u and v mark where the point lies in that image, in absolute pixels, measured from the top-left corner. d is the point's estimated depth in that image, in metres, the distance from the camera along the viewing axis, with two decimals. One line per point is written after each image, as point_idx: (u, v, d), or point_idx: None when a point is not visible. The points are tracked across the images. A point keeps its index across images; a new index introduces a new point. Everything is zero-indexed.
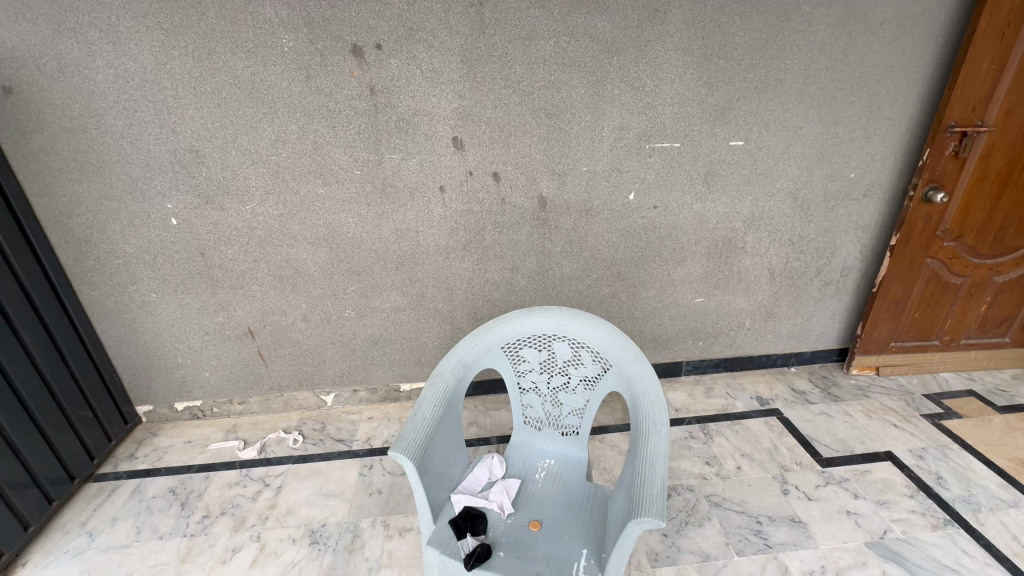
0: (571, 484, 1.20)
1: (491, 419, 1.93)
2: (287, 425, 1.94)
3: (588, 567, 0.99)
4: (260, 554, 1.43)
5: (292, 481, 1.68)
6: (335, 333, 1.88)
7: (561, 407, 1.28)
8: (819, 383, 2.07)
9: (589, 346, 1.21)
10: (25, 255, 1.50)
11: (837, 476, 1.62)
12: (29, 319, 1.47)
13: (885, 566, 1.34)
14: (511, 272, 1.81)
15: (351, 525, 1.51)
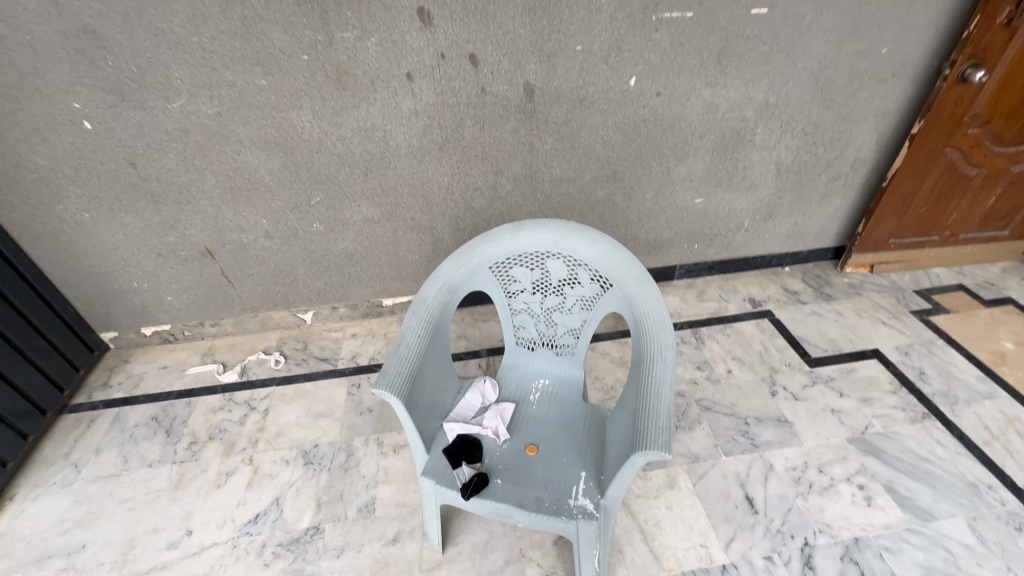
0: (568, 405, 1.16)
1: (479, 331, 1.87)
2: (266, 345, 1.86)
3: (588, 490, 0.97)
4: (255, 476, 1.43)
5: (278, 403, 1.64)
6: (305, 249, 1.71)
7: (556, 327, 1.20)
8: (812, 282, 2.03)
9: (587, 264, 1.09)
10: None
11: (825, 376, 1.64)
12: None
13: (863, 459, 1.40)
14: (495, 176, 1.62)
15: (344, 444, 1.50)
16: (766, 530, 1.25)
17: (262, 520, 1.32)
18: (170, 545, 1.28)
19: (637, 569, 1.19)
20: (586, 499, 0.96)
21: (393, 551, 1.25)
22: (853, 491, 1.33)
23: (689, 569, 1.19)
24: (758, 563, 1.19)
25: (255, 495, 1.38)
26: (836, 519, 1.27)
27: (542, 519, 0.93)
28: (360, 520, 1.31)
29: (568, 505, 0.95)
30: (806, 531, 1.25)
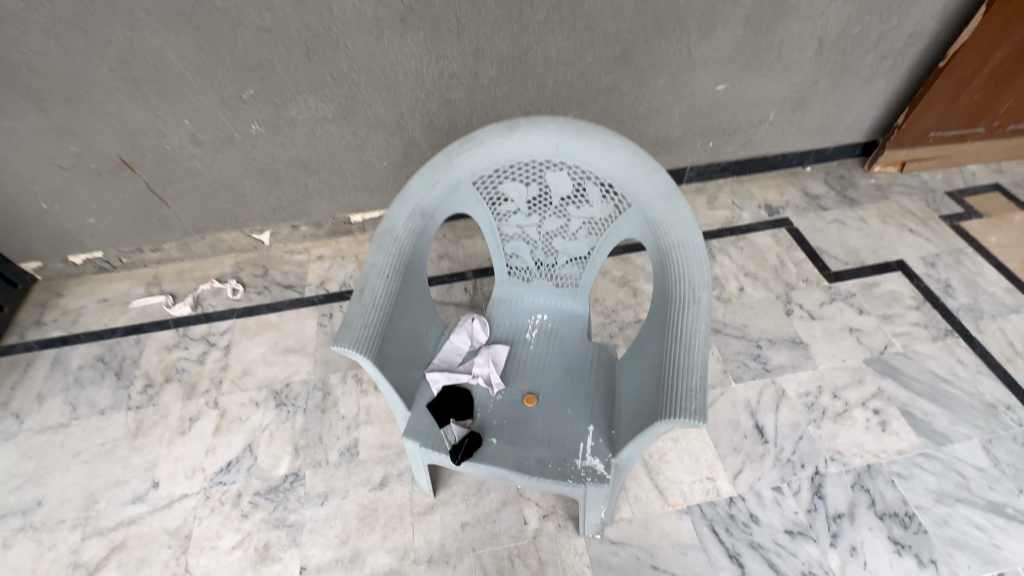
0: (570, 344, 0.99)
1: (463, 249, 1.65)
2: (220, 272, 1.63)
3: (597, 448, 0.84)
4: (222, 421, 1.29)
5: (241, 338, 1.46)
6: (247, 157, 1.41)
7: (556, 255, 0.99)
8: (835, 185, 1.81)
9: (597, 177, 0.85)
10: None
11: (844, 291, 1.50)
12: None
13: (880, 382, 1.31)
14: (475, 58, 1.28)
15: (319, 382, 1.36)
16: (776, 460, 1.19)
17: (235, 468, 1.21)
18: (136, 499, 1.18)
19: (641, 506, 1.13)
20: (596, 458, 0.83)
21: (382, 495, 1.16)
22: (868, 416, 1.25)
23: (695, 503, 1.13)
24: (766, 494, 1.14)
25: (225, 442, 1.25)
26: (849, 446, 1.21)
27: (545, 483, 0.81)
28: (343, 465, 1.21)
29: (574, 466, 0.82)
30: (817, 459, 1.19)
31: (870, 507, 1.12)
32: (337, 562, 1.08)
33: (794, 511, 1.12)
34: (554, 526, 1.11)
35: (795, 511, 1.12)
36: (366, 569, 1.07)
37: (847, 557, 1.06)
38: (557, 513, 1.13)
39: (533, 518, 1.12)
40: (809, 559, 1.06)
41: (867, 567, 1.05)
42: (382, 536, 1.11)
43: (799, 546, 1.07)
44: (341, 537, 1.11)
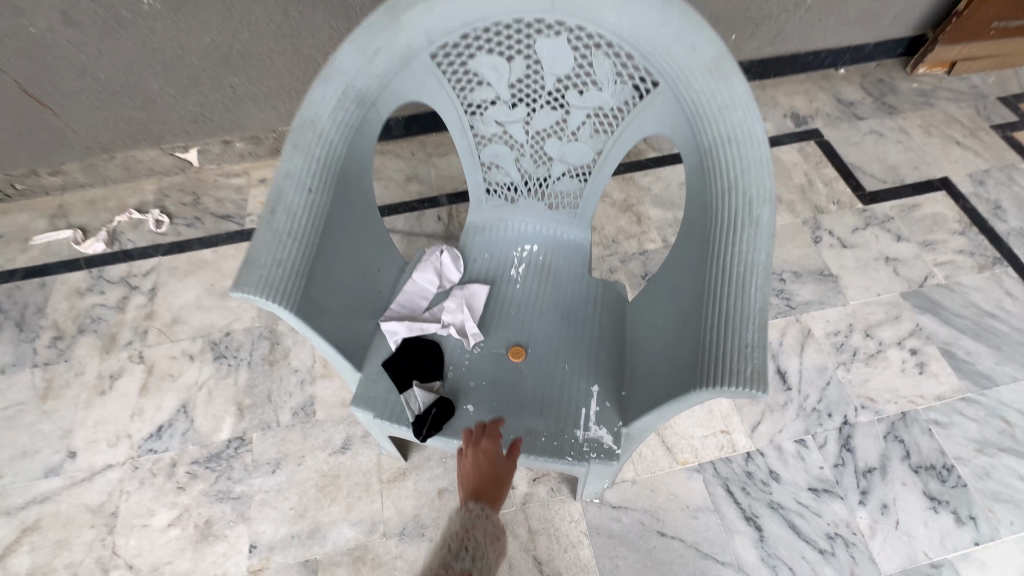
0: (568, 282, 0.77)
1: (435, 170, 1.38)
2: (141, 200, 1.34)
3: (603, 414, 0.65)
4: (150, 378, 1.08)
5: (169, 279, 1.21)
6: (144, 46, 1.08)
7: (550, 166, 0.74)
8: (872, 91, 1.54)
9: (610, 45, 0.59)
10: None
11: (880, 215, 1.29)
12: None
13: (918, 318, 1.14)
14: None
15: (265, 330, 1.14)
16: (800, 409, 1.03)
17: (167, 434, 1.02)
18: (49, 472, 0.99)
19: (646, 465, 0.98)
20: (601, 427, 0.64)
21: (344, 460, 0.99)
22: (904, 357, 1.09)
23: (707, 460, 0.98)
24: (788, 447, 0.99)
25: (154, 403, 1.05)
26: (882, 392, 1.05)
27: (536, 460, 0.63)
28: (297, 427, 1.03)
29: (573, 438, 0.64)
30: (846, 407, 1.04)
31: (904, 459, 0.98)
32: (293, 538, 0.92)
33: (820, 466, 0.98)
34: (546, 491, 0.95)
35: (820, 467, 0.98)
36: (327, 545, 0.92)
37: (877, 516, 0.93)
38: (549, 476, 0.97)
39: (522, 482, 0.96)
40: (835, 519, 0.93)
41: (900, 526, 0.92)
42: (345, 508, 0.95)
43: (824, 505, 0.94)
44: (297, 509, 0.95)
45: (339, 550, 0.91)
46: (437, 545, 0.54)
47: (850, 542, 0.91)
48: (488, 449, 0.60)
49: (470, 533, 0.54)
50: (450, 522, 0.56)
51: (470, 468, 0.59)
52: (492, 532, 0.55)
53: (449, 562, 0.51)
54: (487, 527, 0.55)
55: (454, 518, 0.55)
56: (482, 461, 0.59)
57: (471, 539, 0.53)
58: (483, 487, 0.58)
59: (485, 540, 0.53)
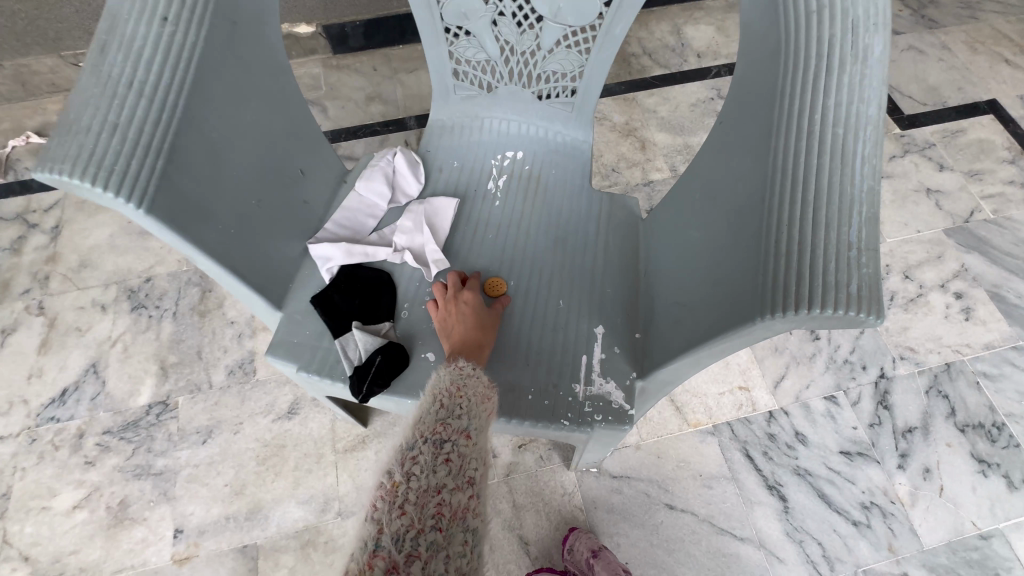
0: (563, 196, 0.59)
1: (401, 88, 1.16)
2: (42, 122, 1.10)
3: (610, 362, 0.48)
4: (51, 333, 0.89)
5: (76, 215, 0.99)
6: None
7: (539, 31, 0.54)
8: (910, 1, 1.33)
9: None
10: None
11: (920, 141, 1.11)
12: None
13: (964, 258, 0.99)
14: None
15: (194, 274, 0.94)
16: (829, 361, 0.88)
17: (72, 399, 0.83)
18: None
19: (652, 428, 0.82)
20: (607, 380, 0.48)
21: (291, 428, 0.82)
22: (948, 301, 0.94)
23: (723, 421, 0.83)
24: (816, 406, 0.85)
25: (57, 362, 0.86)
26: (923, 341, 0.91)
27: (520, 423, 0.47)
28: (233, 388, 0.85)
29: (569, 395, 0.47)
30: (883, 359, 0.89)
31: (948, 417, 0.84)
32: (228, 520, 0.76)
33: (853, 426, 0.84)
34: (533, 460, 0.80)
35: (853, 427, 0.84)
36: (270, 527, 0.76)
37: (919, 483, 0.80)
38: (537, 442, 0.81)
39: (505, 449, 0.81)
40: (871, 486, 0.79)
41: (944, 493, 0.79)
42: (293, 483, 0.79)
43: (858, 471, 0.80)
44: (233, 487, 0.78)
45: (285, 533, 0.76)
46: (422, 401, 0.40)
47: (888, 512, 0.78)
48: (471, 299, 0.49)
49: (463, 391, 0.40)
50: (433, 380, 0.42)
51: (449, 322, 0.48)
52: (488, 391, 0.42)
53: (446, 419, 0.37)
54: (480, 385, 0.42)
55: (439, 375, 0.42)
56: (465, 311, 0.48)
57: (465, 397, 0.40)
58: (470, 336, 0.46)
59: (483, 399, 0.41)
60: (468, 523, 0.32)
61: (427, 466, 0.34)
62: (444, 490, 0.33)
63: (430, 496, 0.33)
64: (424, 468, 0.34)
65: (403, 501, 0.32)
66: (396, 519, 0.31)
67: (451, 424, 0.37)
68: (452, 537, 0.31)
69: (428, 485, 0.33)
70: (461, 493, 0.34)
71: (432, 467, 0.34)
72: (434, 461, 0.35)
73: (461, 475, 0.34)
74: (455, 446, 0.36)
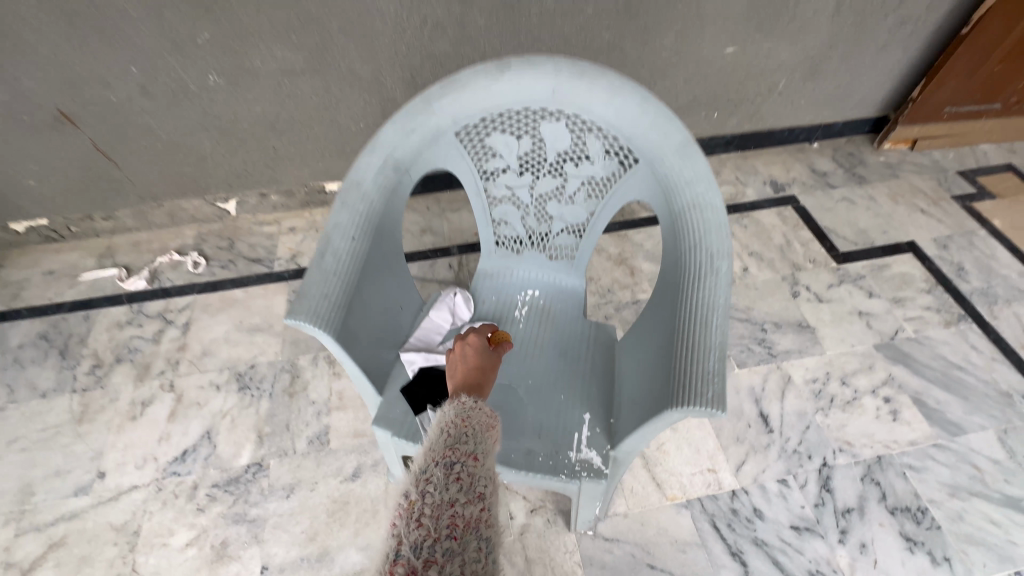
0: (565, 324, 0.88)
1: (448, 223, 1.53)
2: (181, 243, 1.48)
3: (593, 438, 0.74)
4: (178, 406, 1.17)
5: (202, 315, 1.32)
6: (205, 114, 1.25)
7: (550, 223, 0.87)
8: (843, 162, 1.72)
9: (599, 129, 0.74)
10: None
11: (853, 273, 1.41)
12: None
13: (891, 369, 1.23)
14: (461, 4, 1.13)
15: (287, 364, 1.23)
16: (781, 451, 1.10)
17: (191, 458, 1.09)
18: (78, 491, 1.06)
19: (637, 500, 1.04)
20: (591, 450, 0.73)
21: (353, 487, 1.06)
22: (879, 404, 1.17)
23: (695, 497, 1.05)
24: (771, 487, 1.06)
25: (181, 427, 1.14)
26: (858, 437, 1.13)
27: (534, 477, 0.71)
28: (312, 454, 1.10)
29: (567, 459, 0.72)
30: (825, 450, 1.11)
31: (880, 501, 1.04)
32: (303, 561, 0.97)
33: (801, 505, 1.04)
34: (542, 522, 1.01)
35: (801, 506, 1.04)
36: (334, 568, 0.97)
37: (857, 555, 0.98)
38: (545, 508, 1.03)
39: (520, 512, 1.02)
40: (817, 557, 0.98)
41: (878, 565, 0.97)
42: (354, 533, 1.01)
43: (805, 543, 0.99)
44: (307, 533, 1.00)
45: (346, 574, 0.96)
46: (433, 431, 0.51)
47: None
48: (472, 342, 0.69)
49: (466, 423, 0.51)
50: (442, 415, 0.53)
51: (457, 360, 0.67)
52: (488, 420, 0.53)
53: (454, 444, 0.49)
54: (481, 416, 0.53)
55: (447, 409, 0.54)
56: (468, 351, 0.67)
57: (468, 428, 0.51)
58: (470, 370, 0.65)
59: (486, 426, 0.52)
60: (477, 530, 0.43)
61: (439, 485, 0.44)
62: (455, 505, 0.43)
63: (443, 509, 0.43)
64: (437, 488, 0.44)
65: (420, 515, 0.42)
66: (414, 530, 0.41)
67: (460, 447, 0.49)
68: (465, 542, 0.41)
69: (440, 500, 0.43)
70: (469, 506, 0.44)
71: (443, 486, 0.44)
72: (445, 481, 0.45)
73: (469, 491, 0.45)
74: (463, 468, 0.47)
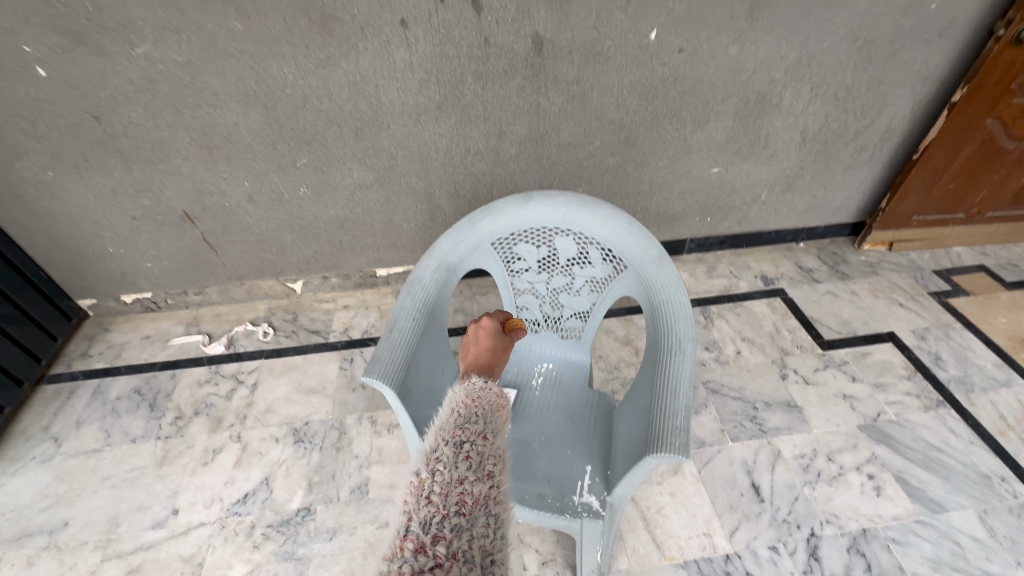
0: (573, 392, 1.08)
1: (478, 305, 1.78)
2: (254, 315, 1.77)
3: (593, 486, 0.91)
4: (243, 454, 1.37)
5: (267, 377, 1.56)
6: (293, 216, 1.59)
7: (562, 309, 1.11)
8: (827, 260, 1.94)
9: (598, 243, 0.99)
10: None
11: (837, 359, 1.58)
12: None
13: (874, 448, 1.35)
14: (497, 139, 1.46)
15: (336, 422, 1.44)
16: (772, 519, 1.22)
17: (251, 500, 1.27)
18: (155, 524, 1.24)
19: (638, 558, 1.16)
20: (591, 495, 0.90)
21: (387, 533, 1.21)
22: (863, 480, 1.29)
23: (691, 558, 1.16)
24: (763, 552, 1.16)
25: (244, 473, 1.33)
26: (843, 509, 1.23)
27: (544, 516, 0.88)
28: (353, 502, 1.27)
29: (572, 502, 0.89)
30: (813, 520, 1.21)
31: (866, 571, 1.13)
32: None
33: (790, 571, 1.13)
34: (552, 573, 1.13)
35: (791, 571, 1.13)
36: None
37: None
38: (555, 561, 1.15)
39: (532, 564, 1.15)
40: None
41: None
42: None
43: None
44: (345, 573, 1.15)
45: None
46: (446, 414, 0.60)
47: None
48: (484, 326, 0.90)
49: (476, 406, 0.61)
50: (453, 400, 0.63)
51: (473, 338, 0.90)
52: (495, 401, 0.64)
53: (465, 425, 0.58)
54: (489, 399, 0.64)
55: (460, 392, 0.64)
56: (481, 332, 0.90)
57: (477, 410, 0.61)
58: (483, 348, 0.87)
59: (490, 406, 0.63)
60: (484, 506, 0.50)
61: (450, 464, 0.52)
62: (465, 482, 0.50)
63: (454, 486, 0.50)
64: (448, 466, 0.52)
65: (431, 492, 0.49)
66: (425, 506, 0.47)
67: (467, 429, 0.57)
68: (474, 519, 0.48)
69: (450, 479, 0.50)
70: (478, 484, 0.51)
71: (453, 465, 0.52)
72: (456, 460, 0.53)
73: (479, 469, 0.53)
74: (472, 448, 0.55)
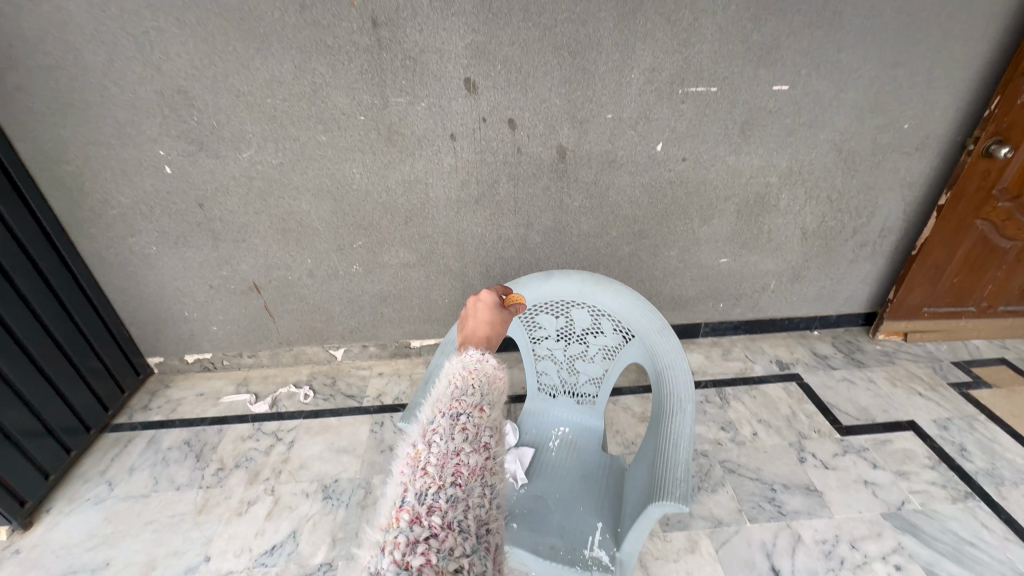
0: (587, 455, 1.16)
1: None
2: (297, 379, 1.93)
3: (604, 541, 0.96)
4: (274, 507, 1.45)
5: (304, 436, 1.68)
6: (344, 289, 1.81)
7: (578, 375, 1.23)
8: (842, 348, 2.00)
9: (609, 314, 1.14)
10: (26, 222, 1.45)
11: (857, 445, 1.58)
12: (36, 285, 1.45)
13: (900, 538, 1.32)
14: (525, 229, 1.69)
15: (363, 481, 1.52)
16: None
17: (277, 552, 1.33)
18: (187, 570, 1.30)
19: None
20: (601, 550, 0.94)
21: None
22: (890, 571, 1.25)
23: None
24: None
25: (273, 526, 1.40)
26: None
27: (556, 567, 0.92)
28: None
29: (582, 555, 0.94)
30: None
31: None
32: None
33: None
34: None
35: None
36: None
37: None
38: None
39: None
40: None
41: None
42: None
43: None
44: None
45: None
46: (445, 387, 0.66)
47: None
48: (484, 301, 0.94)
49: (472, 379, 0.66)
50: (450, 374, 0.68)
51: (474, 313, 0.93)
52: (490, 374, 0.69)
53: (461, 398, 0.63)
54: (484, 371, 0.68)
55: (457, 367, 0.69)
56: (481, 306, 0.93)
57: (473, 384, 0.66)
58: (483, 316, 0.90)
59: (486, 379, 0.68)
60: (480, 476, 0.55)
61: (446, 437, 0.57)
62: (460, 454, 0.55)
63: (450, 457, 0.55)
64: (444, 438, 0.57)
65: (427, 464, 0.54)
66: (422, 478, 0.52)
67: (463, 402, 0.62)
68: (469, 489, 0.53)
69: (447, 451, 0.55)
70: (474, 455, 0.56)
71: (449, 437, 0.57)
72: (452, 432, 0.58)
73: (475, 441, 0.58)
74: (469, 420, 0.60)
